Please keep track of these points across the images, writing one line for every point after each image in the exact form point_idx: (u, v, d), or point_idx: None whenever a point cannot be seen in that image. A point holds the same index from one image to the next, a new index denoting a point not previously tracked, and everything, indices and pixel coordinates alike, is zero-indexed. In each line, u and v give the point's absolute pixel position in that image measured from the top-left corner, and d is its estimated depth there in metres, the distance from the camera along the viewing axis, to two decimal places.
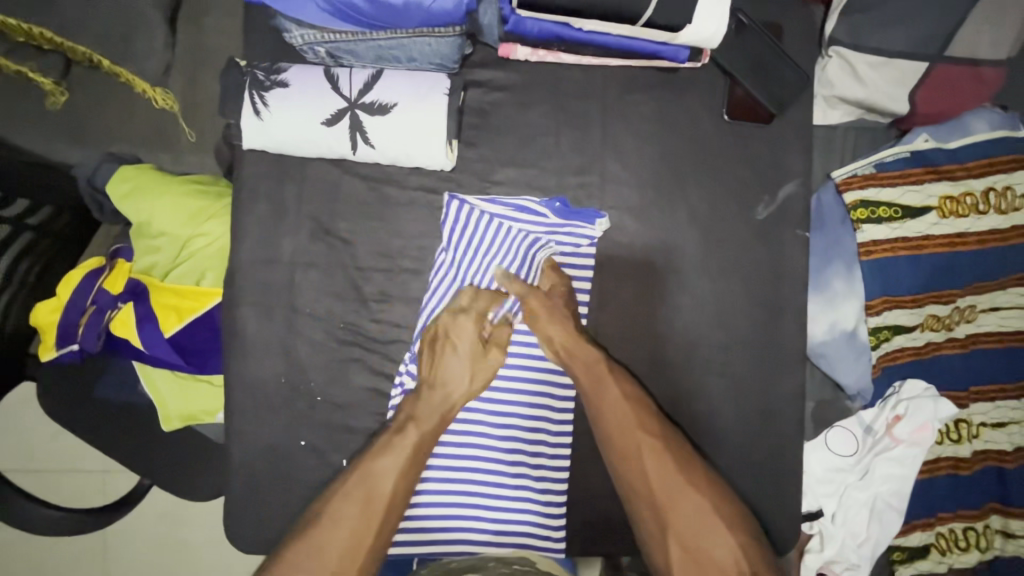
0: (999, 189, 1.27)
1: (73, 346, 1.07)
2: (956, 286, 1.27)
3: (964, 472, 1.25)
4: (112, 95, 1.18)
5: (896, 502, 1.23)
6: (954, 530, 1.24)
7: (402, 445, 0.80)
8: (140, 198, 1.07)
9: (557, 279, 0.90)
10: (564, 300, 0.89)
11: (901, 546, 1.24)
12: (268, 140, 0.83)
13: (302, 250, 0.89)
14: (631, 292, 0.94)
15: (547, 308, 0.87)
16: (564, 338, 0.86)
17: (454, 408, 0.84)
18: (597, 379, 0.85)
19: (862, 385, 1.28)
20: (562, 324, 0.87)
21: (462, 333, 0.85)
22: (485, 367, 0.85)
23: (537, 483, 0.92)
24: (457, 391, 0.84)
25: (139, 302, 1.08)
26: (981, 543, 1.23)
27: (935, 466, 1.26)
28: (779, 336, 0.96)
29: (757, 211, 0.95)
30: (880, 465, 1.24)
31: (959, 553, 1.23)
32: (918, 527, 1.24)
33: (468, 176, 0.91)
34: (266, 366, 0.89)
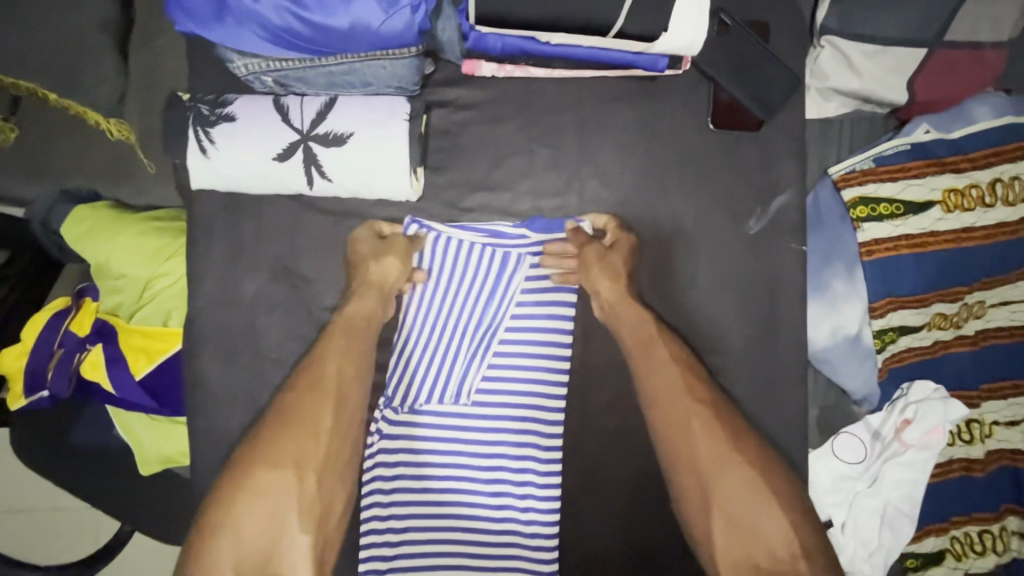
0: (1006, 179, 1.20)
1: (42, 392, 1.04)
2: (964, 283, 1.21)
3: (976, 474, 1.20)
4: (64, 129, 1.07)
5: (907, 507, 1.18)
6: (970, 533, 1.19)
7: (336, 341, 0.81)
8: (97, 239, 1.01)
9: (614, 235, 0.87)
10: (624, 258, 0.85)
11: (914, 554, 1.20)
12: (218, 179, 0.78)
13: (264, 291, 0.84)
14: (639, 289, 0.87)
15: (613, 265, 0.84)
16: (616, 302, 0.84)
17: (382, 288, 0.82)
18: (646, 342, 0.83)
19: (870, 389, 1.22)
20: (616, 282, 0.84)
21: (362, 245, 0.82)
22: (392, 248, 0.82)
23: (525, 526, 0.87)
24: (376, 276, 0.82)
25: (108, 343, 1.02)
26: (997, 546, 1.18)
27: (946, 469, 1.21)
28: (779, 355, 0.90)
29: (749, 224, 0.89)
30: (889, 472, 1.18)
31: (974, 558, 1.18)
32: (932, 532, 1.19)
33: (437, 204, 0.85)
34: (231, 416, 0.83)
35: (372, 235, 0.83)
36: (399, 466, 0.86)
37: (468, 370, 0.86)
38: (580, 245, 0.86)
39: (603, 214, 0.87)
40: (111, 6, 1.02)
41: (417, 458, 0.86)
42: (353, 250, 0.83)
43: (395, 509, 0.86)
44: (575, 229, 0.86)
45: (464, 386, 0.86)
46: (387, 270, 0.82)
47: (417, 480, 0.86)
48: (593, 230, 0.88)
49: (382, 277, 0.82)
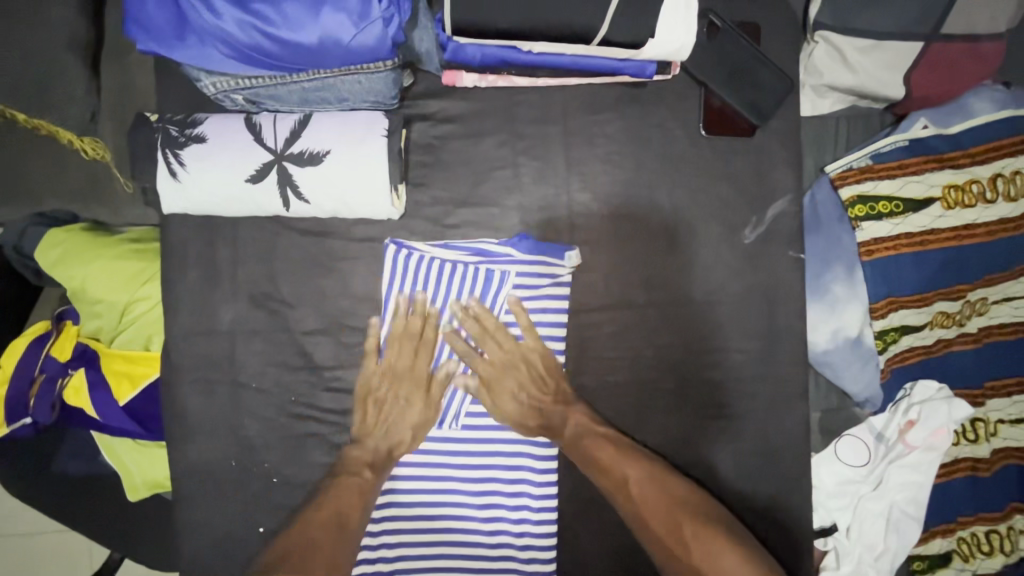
0: (1007, 174, 1.19)
1: (24, 420, 1.06)
2: (967, 281, 1.19)
3: (983, 474, 1.18)
4: (36, 149, 1.05)
5: (912, 509, 1.16)
6: (977, 534, 1.17)
7: (360, 485, 0.78)
8: (72, 264, 0.97)
9: (497, 325, 0.83)
10: (505, 369, 0.83)
11: (921, 556, 1.18)
12: (190, 203, 0.74)
13: (243, 318, 0.80)
14: (622, 322, 0.85)
15: (499, 367, 0.83)
16: (518, 411, 0.83)
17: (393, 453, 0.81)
18: (588, 456, 0.80)
19: (871, 391, 1.21)
20: (508, 386, 0.83)
21: (410, 404, 0.82)
22: (427, 406, 0.82)
23: (522, 551, 0.84)
24: (392, 435, 0.81)
25: (89, 369, 1.00)
26: (1004, 546, 1.16)
27: (951, 469, 1.19)
28: (778, 366, 0.87)
29: (744, 234, 0.86)
30: (893, 474, 1.17)
31: (982, 559, 1.16)
32: (938, 534, 1.17)
33: (420, 221, 0.82)
34: (214, 446, 0.81)
35: (419, 386, 0.82)
36: (391, 495, 0.82)
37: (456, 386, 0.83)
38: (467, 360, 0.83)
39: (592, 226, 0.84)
40: (80, 25, 0.99)
41: (407, 483, 0.82)
42: (387, 386, 0.81)
43: (385, 538, 0.82)
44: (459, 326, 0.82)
45: (454, 406, 0.83)
46: (407, 427, 0.81)
47: (408, 508, 0.82)
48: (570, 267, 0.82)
49: (403, 436, 0.81)
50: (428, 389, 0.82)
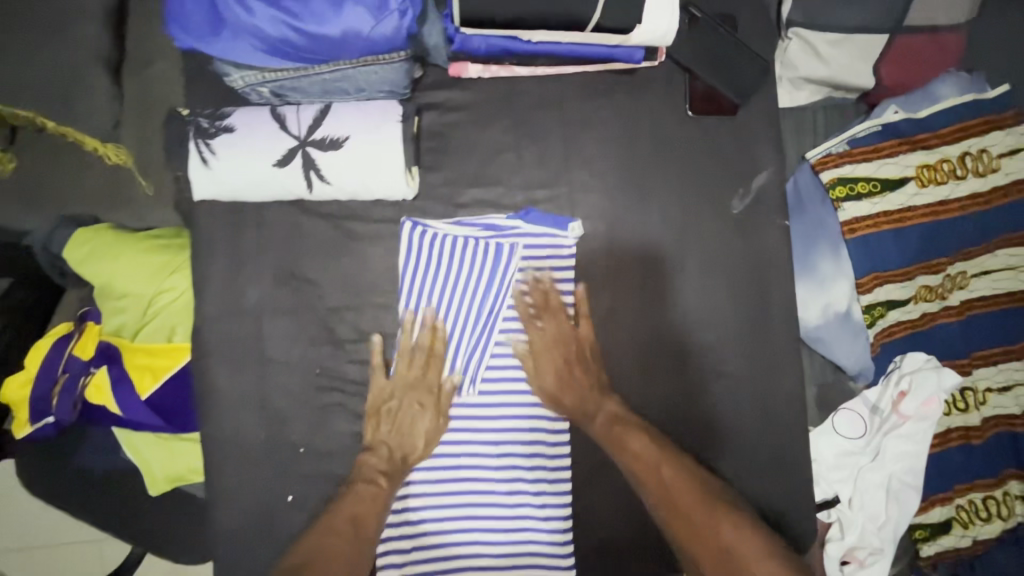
0: (974, 152, 1.29)
1: (48, 418, 1.10)
2: (945, 255, 1.29)
3: (976, 441, 1.26)
4: (62, 155, 1.10)
5: (911, 479, 1.24)
6: (974, 500, 1.24)
7: (372, 492, 0.81)
8: (101, 259, 1.02)
9: (555, 311, 0.88)
10: (557, 347, 0.88)
11: (922, 524, 1.25)
12: (220, 189, 0.80)
13: (268, 297, 0.85)
14: (626, 295, 0.91)
15: (550, 343, 0.88)
16: (557, 389, 0.87)
17: (407, 462, 0.85)
18: (618, 439, 0.85)
19: (863, 363, 1.29)
20: (550, 364, 0.88)
21: (419, 418, 0.85)
22: (434, 421, 0.86)
23: (540, 515, 0.88)
24: (402, 449, 0.84)
25: (113, 365, 1.04)
26: (1002, 511, 1.24)
27: (946, 438, 1.27)
28: (772, 331, 0.93)
29: (732, 204, 0.92)
30: (891, 444, 1.25)
31: (981, 525, 1.23)
32: (937, 502, 1.25)
33: (432, 202, 0.87)
34: (244, 419, 0.85)
35: (430, 396, 0.86)
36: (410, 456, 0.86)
37: (467, 350, 0.87)
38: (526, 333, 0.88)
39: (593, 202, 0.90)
40: (105, 38, 1.06)
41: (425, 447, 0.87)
42: (393, 404, 0.84)
43: (410, 499, 0.86)
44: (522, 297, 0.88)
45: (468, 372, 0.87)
46: (421, 438, 0.85)
47: (430, 472, 0.87)
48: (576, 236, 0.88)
49: (415, 447, 0.85)
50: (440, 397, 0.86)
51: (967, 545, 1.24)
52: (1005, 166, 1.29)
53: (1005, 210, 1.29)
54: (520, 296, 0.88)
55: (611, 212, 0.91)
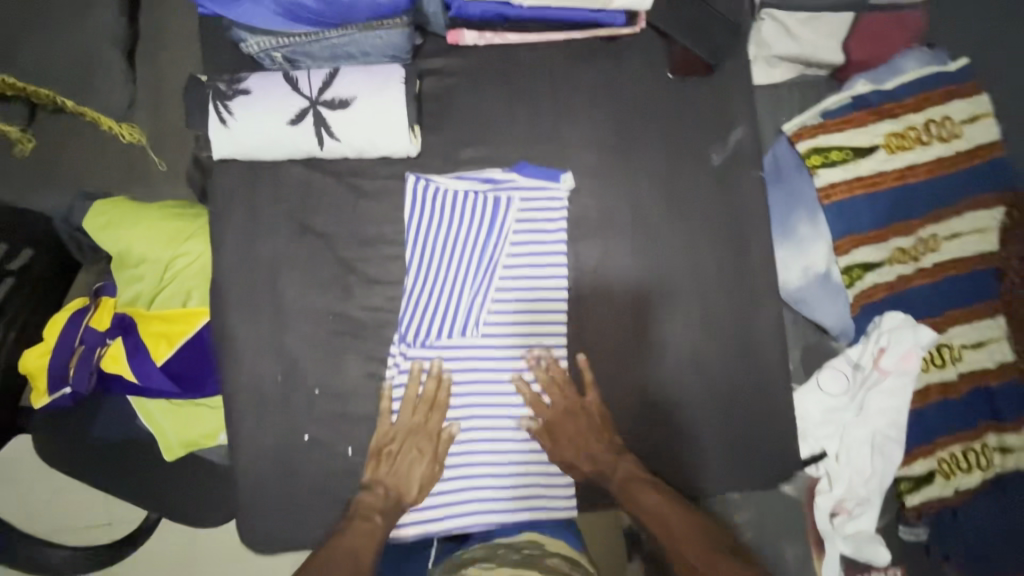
0: (938, 120, 1.38)
1: (65, 388, 1.14)
2: (914, 218, 1.39)
3: (953, 396, 1.36)
4: (78, 134, 1.16)
5: (894, 433, 1.34)
6: (954, 453, 1.34)
7: (370, 531, 0.83)
8: (119, 228, 1.07)
9: (564, 377, 0.91)
10: (570, 414, 0.90)
11: (906, 477, 1.35)
12: (236, 147, 0.86)
13: (281, 250, 0.91)
14: (628, 346, 0.94)
15: (561, 413, 0.90)
16: (573, 455, 0.90)
17: (399, 503, 0.87)
18: (632, 496, 0.88)
19: (844, 324, 1.40)
20: (564, 431, 0.90)
21: (416, 465, 0.88)
22: (430, 468, 0.89)
23: (536, 465, 0.92)
24: (397, 488, 0.87)
25: (128, 335, 1.08)
26: (982, 462, 1.33)
27: (925, 393, 1.37)
28: (756, 279, 0.97)
29: (711, 157, 0.97)
30: (873, 400, 1.35)
31: (962, 475, 1.33)
32: (920, 455, 1.35)
33: (433, 159, 0.93)
34: (263, 364, 0.90)
35: (430, 442, 0.89)
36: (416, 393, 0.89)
37: (467, 293, 0.91)
38: (538, 400, 0.91)
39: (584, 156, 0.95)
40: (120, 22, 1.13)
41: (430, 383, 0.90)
42: (395, 453, 0.88)
43: None
44: (535, 364, 0.91)
45: (470, 314, 0.90)
46: (416, 483, 0.88)
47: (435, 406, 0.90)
48: (569, 188, 0.93)
49: (410, 489, 0.88)
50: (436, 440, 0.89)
51: (949, 495, 1.34)
52: (967, 132, 1.38)
53: (968, 174, 1.38)
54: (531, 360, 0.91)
55: (601, 166, 0.95)
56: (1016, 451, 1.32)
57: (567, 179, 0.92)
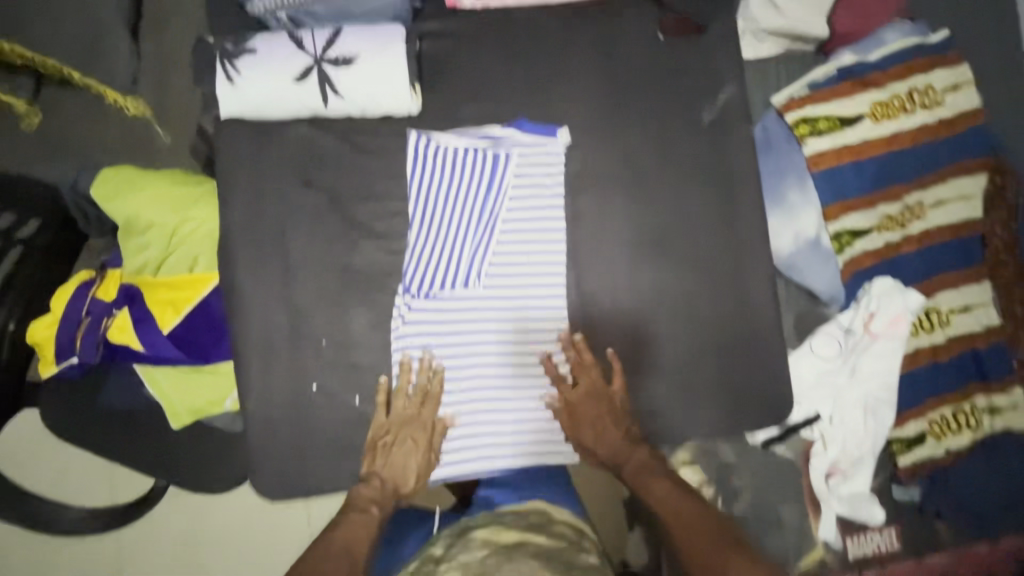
0: (921, 88, 1.43)
1: (73, 359, 1.15)
2: (900, 184, 1.43)
3: (942, 358, 1.45)
4: (87, 107, 1.20)
5: (884, 394, 1.43)
6: (945, 416, 1.45)
7: (366, 518, 0.84)
8: (125, 196, 1.09)
9: (591, 361, 0.94)
10: (592, 397, 0.94)
11: (899, 439, 1.46)
12: (243, 105, 0.90)
13: (287, 206, 0.93)
14: (646, 335, 0.98)
15: (585, 395, 0.94)
16: (592, 439, 0.94)
17: (395, 496, 0.89)
18: (643, 485, 0.91)
19: (835, 290, 1.44)
20: (586, 412, 0.94)
21: (410, 456, 0.90)
22: (424, 459, 0.90)
23: (535, 412, 0.96)
24: (392, 482, 0.89)
25: (135, 304, 1.12)
26: (971, 423, 1.45)
27: (915, 357, 1.45)
28: (745, 232, 1.01)
29: (702, 115, 1.00)
30: (864, 363, 1.43)
31: (953, 436, 1.45)
32: (912, 418, 1.45)
33: (434, 117, 0.96)
34: (272, 316, 0.93)
35: (424, 432, 0.91)
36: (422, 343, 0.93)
37: (468, 245, 0.93)
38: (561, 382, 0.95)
39: (580, 114, 0.98)
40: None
41: (436, 331, 0.93)
42: (393, 444, 0.90)
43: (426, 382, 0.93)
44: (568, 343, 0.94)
45: (472, 265, 0.93)
46: (410, 476, 0.90)
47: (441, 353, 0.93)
48: (566, 143, 0.97)
49: (404, 483, 0.89)
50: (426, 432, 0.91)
51: (940, 455, 1.46)
52: (948, 101, 1.43)
53: (950, 142, 1.43)
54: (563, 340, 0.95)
55: (595, 123, 0.98)
56: (999, 411, 1.45)
57: (563, 136, 0.96)
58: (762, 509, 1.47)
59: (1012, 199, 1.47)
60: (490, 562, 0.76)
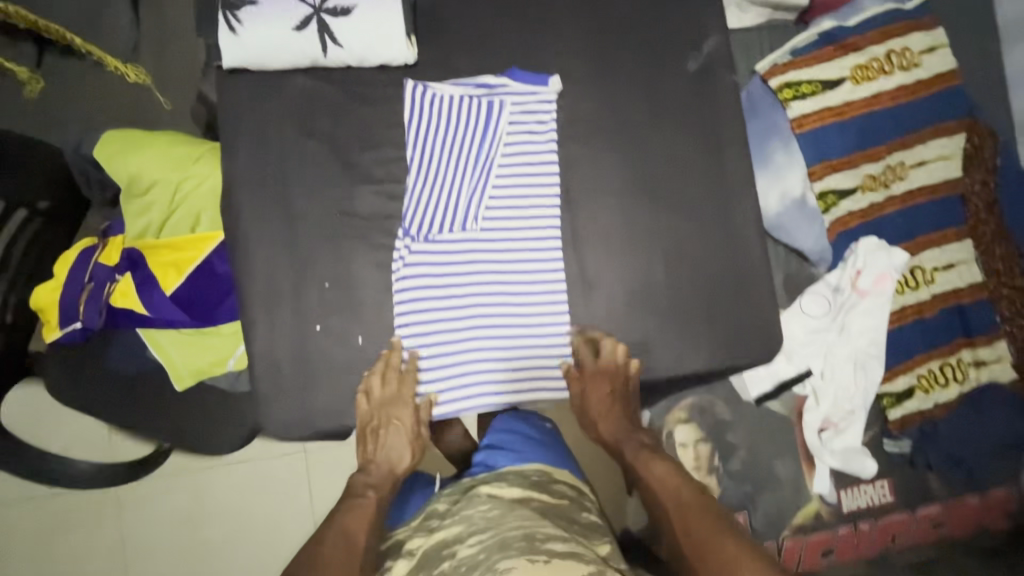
0: (899, 50, 1.48)
1: (75, 323, 1.16)
2: (881, 144, 1.48)
3: (927, 314, 1.48)
4: (90, 77, 1.24)
5: (874, 350, 1.46)
6: (933, 369, 1.48)
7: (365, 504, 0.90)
8: (126, 157, 1.12)
9: (613, 351, 0.98)
10: (605, 375, 0.98)
11: (888, 394, 1.48)
12: (245, 55, 0.93)
13: (288, 155, 0.96)
14: (651, 292, 1.01)
15: (603, 372, 0.98)
16: (599, 410, 1.02)
17: (393, 473, 0.96)
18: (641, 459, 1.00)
19: (822, 249, 1.49)
20: (598, 388, 0.99)
21: (398, 436, 0.96)
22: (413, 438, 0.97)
23: (533, 351, 0.98)
24: (386, 463, 0.96)
25: (138, 268, 1.15)
26: (958, 376, 1.49)
27: (902, 314, 1.48)
28: (734, 175, 1.04)
29: (688, 64, 1.04)
30: (853, 319, 1.46)
31: (940, 389, 1.48)
32: (900, 373, 1.48)
33: (429, 68, 0.99)
34: (275, 261, 0.95)
35: (408, 407, 0.96)
36: (424, 283, 0.95)
37: (465, 189, 0.96)
38: (578, 357, 0.99)
39: (570, 63, 1.02)
40: None
41: (438, 274, 0.96)
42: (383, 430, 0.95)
43: (427, 323, 0.95)
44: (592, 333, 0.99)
45: (470, 208, 0.96)
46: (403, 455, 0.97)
47: (442, 295, 0.96)
48: (557, 90, 1.00)
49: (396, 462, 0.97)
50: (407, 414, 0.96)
51: (928, 406, 1.49)
52: (925, 62, 1.48)
53: (928, 102, 1.49)
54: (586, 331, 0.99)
55: (586, 72, 1.02)
56: (984, 364, 1.49)
57: (555, 83, 1.00)
58: (757, 464, 1.51)
59: (990, 158, 1.52)
60: (492, 513, 0.98)
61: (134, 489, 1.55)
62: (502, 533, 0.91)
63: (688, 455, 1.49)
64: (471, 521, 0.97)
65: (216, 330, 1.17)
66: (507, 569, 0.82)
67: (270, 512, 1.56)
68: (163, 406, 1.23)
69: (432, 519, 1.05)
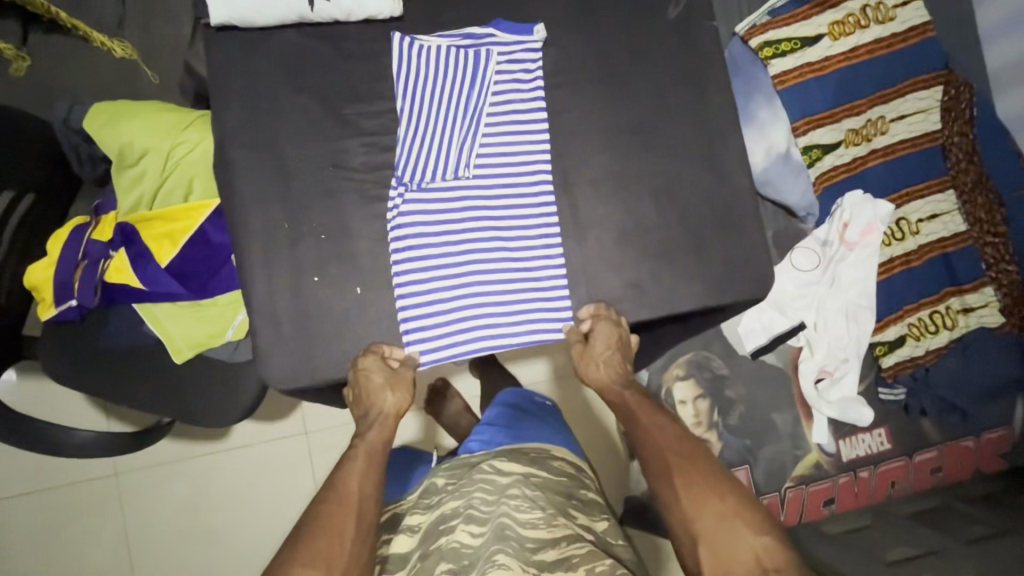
0: (873, 5, 1.51)
1: (71, 302, 1.14)
2: (862, 98, 1.51)
3: (915, 264, 1.51)
4: (78, 56, 1.28)
5: (864, 301, 1.48)
6: (923, 317, 1.50)
7: (356, 461, 0.93)
8: (116, 127, 1.12)
9: (615, 330, 0.99)
10: (605, 343, 0.98)
11: (881, 343, 1.51)
12: (232, 10, 0.93)
13: (278, 109, 0.97)
14: (644, 235, 1.02)
15: (611, 347, 0.98)
16: (601, 371, 1.02)
17: (385, 420, 0.96)
18: (634, 415, 1.02)
19: (808, 203, 1.51)
20: (603, 357, 0.99)
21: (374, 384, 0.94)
22: (394, 384, 0.95)
23: (531, 294, 0.99)
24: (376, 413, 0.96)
25: (132, 243, 1.13)
26: (948, 324, 1.51)
27: (890, 266, 1.51)
28: (719, 117, 1.06)
29: (669, 11, 1.07)
30: (843, 270, 1.48)
31: (931, 336, 1.50)
32: (892, 322, 1.50)
33: (415, 20, 1.01)
34: (269, 214, 0.96)
35: (380, 362, 0.94)
36: (419, 231, 0.96)
37: (456, 136, 0.97)
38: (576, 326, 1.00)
39: (554, 13, 1.04)
40: None
41: (432, 221, 0.97)
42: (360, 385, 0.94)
43: (425, 270, 0.96)
44: (597, 310, 1.00)
45: (461, 154, 0.97)
46: (388, 403, 0.95)
47: (438, 242, 0.97)
48: (543, 37, 1.01)
49: (386, 409, 0.96)
50: (377, 367, 0.94)
51: (920, 353, 1.51)
52: (899, 15, 1.52)
53: (903, 55, 1.52)
54: (586, 307, 1.01)
55: (569, 21, 1.04)
56: (974, 310, 1.51)
57: (539, 31, 1.01)
58: (756, 416, 1.52)
59: (967, 109, 1.54)
60: (489, 494, 0.99)
61: (134, 474, 1.53)
62: (498, 521, 0.92)
63: (687, 411, 1.50)
64: (470, 501, 0.97)
65: (214, 304, 1.15)
66: (505, 565, 0.85)
67: (272, 490, 1.56)
68: (162, 378, 1.23)
69: (430, 495, 1.06)
